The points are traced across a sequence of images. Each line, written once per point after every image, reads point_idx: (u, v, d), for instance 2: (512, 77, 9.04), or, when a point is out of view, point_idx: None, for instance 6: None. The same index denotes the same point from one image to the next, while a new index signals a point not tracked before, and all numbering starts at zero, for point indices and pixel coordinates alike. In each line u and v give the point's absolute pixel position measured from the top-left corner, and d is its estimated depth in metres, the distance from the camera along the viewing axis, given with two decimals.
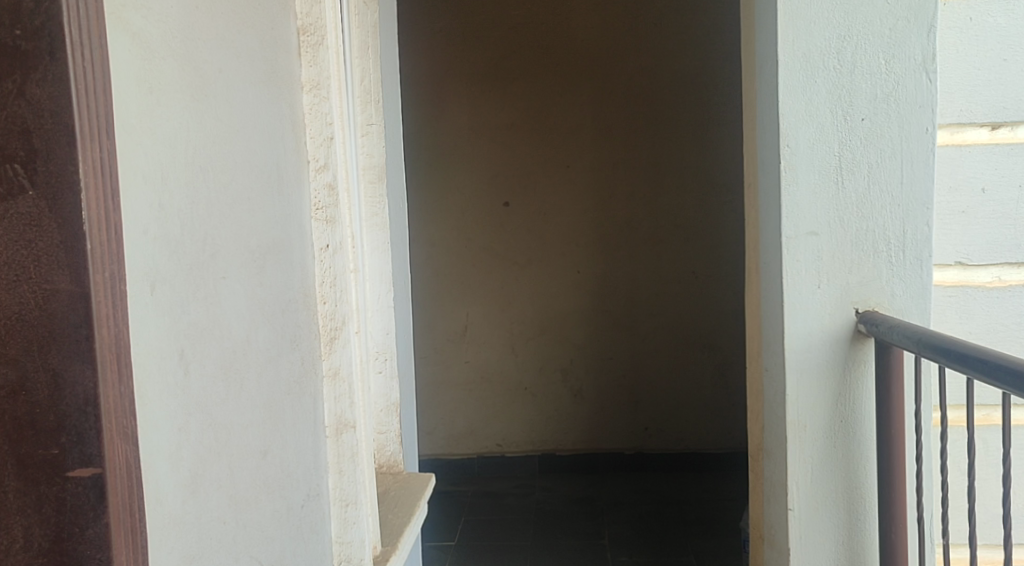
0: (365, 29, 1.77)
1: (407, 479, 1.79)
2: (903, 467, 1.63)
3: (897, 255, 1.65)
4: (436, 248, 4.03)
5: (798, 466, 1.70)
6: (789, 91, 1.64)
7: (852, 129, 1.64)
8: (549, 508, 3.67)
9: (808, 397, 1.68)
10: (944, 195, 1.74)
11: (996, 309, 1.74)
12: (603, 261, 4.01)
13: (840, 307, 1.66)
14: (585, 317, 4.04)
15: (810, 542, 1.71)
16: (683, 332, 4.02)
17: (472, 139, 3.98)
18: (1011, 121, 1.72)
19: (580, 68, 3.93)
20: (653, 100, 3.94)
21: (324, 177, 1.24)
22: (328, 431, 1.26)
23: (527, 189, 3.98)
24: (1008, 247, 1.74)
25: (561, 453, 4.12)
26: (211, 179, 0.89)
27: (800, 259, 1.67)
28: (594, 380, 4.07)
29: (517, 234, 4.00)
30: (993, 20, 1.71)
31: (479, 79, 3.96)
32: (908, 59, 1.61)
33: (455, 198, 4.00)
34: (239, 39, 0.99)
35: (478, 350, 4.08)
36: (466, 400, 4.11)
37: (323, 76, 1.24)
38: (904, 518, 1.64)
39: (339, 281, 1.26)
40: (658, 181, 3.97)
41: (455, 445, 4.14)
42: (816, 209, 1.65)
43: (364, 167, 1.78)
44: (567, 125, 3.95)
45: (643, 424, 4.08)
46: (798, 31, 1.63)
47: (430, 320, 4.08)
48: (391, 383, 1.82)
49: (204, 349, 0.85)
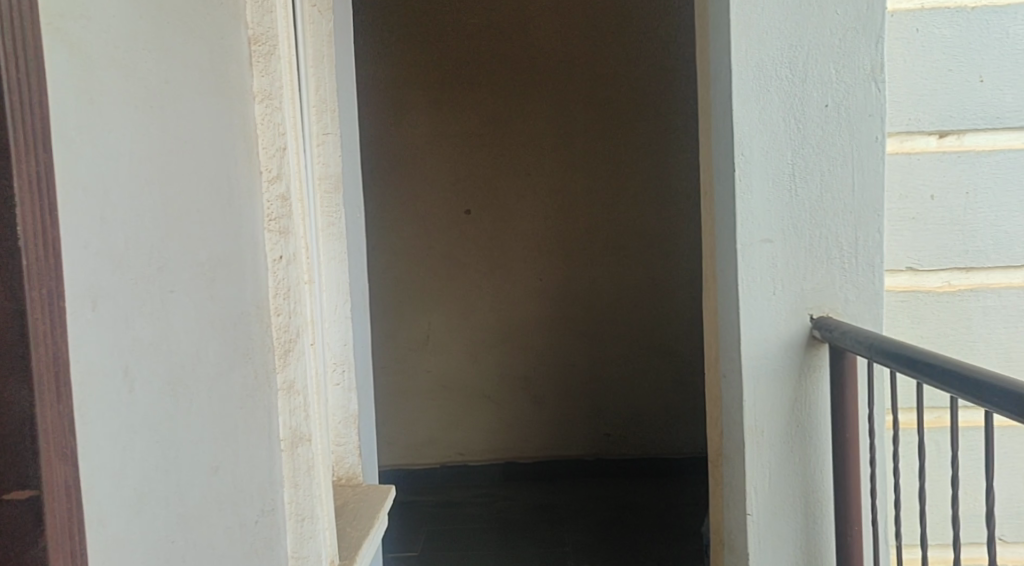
0: (320, 38, 1.75)
1: (365, 491, 1.77)
2: (858, 470, 1.66)
3: (850, 261, 1.68)
4: (394, 257, 4.01)
5: (756, 471, 1.72)
6: (743, 99, 1.66)
7: (805, 139, 1.66)
8: (511, 517, 3.65)
9: (764, 403, 1.70)
10: (895, 202, 1.77)
11: (946, 315, 1.78)
12: (563, 266, 4.01)
13: (795, 314, 1.69)
14: (545, 323, 4.03)
15: (768, 546, 1.73)
16: (643, 338, 4.05)
17: (431, 148, 3.97)
18: (958, 130, 1.76)
19: (540, 77, 3.94)
20: (612, 106, 3.96)
21: (276, 187, 1.18)
22: (282, 445, 1.18)
23: (487, 197, 3.98)
24: (956, 253, 1.77)
25: (524, 462, 4.11)
26: (140, 212, 0.96)
27: (755, 266, 1.68)
28: (555, 386, 4.07)
29: (478, 243, 4.00)
30: (939, 31, 1.75)
31: (438, 90, 3.95)
32: (857, 69, 1.65)
33: (414, 205, 3.98)
34: (181, 68, 1.03)
35: (439, 359, 4.06)
36: (427, 409, 4.09)
37: (275, 85, 1.18)
38: (859, 516, 1.67)
39: (293, 292, 1.19)
40: (616, 189, 3.99)
41: (415, 456, 4.11)
42: (771, 217, 1.67)
43: (319, 176, 1.74)
44: (527, 133, 3.96)
45: (606, 430, 4.09)
46: (748, 41, 1.65)
47: (391, 329, 4.05)
48: (349, 395, 1.80)
49: (152, 361, 0.98)
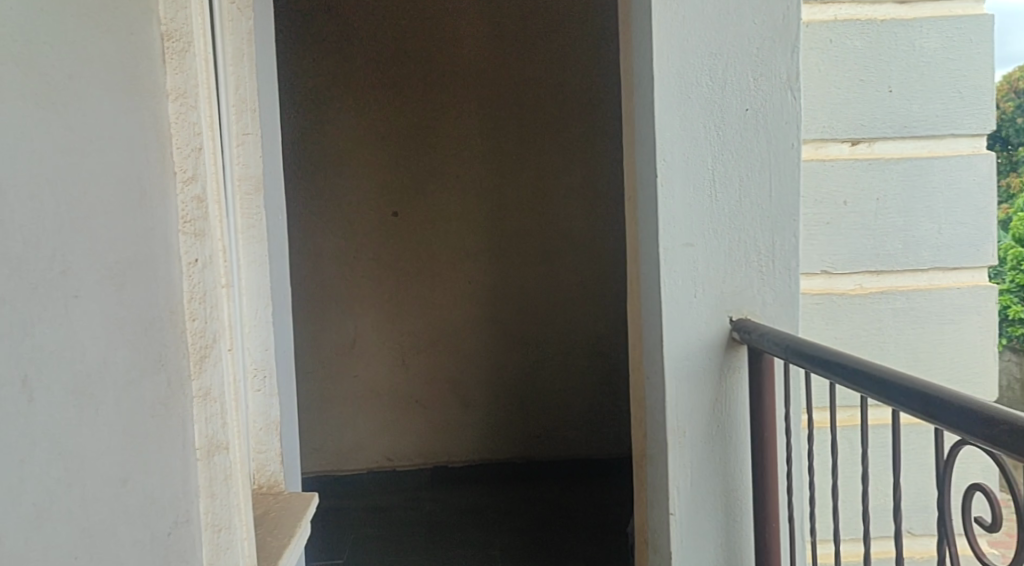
0: (240, 36, 1.70)
1: (288, 499, 1.74)
2: (775, 468, 1.70)
3: (767, 265, 1.72)
4: (319, 259, 3.93)
5: (679, 471, 1.74)
6: (665, 106, 1.69)
7: (724, 145, 1.70)
8: (439, 520, 3.63)
9: (686, 403, 1.73)
10: (810, 207, 1.83)
11: (860, 317, 1.84)
12: (492, 269, 4.01)
13: (716, 316, 1.72)
14: (474, 326, 4.03)
15: (690, 544, 1.76)
16: (570, 341, 4.08)
17: (358, 149, 3.91)
18: (869, 138, 1.83)
19: (467, 79, 3.93)
20: (539, 111, 3.98)
21: (192, 189, 1.16)
22: (198, 454, 1.17)
23: (414, 199, 3.95)
24: (868, 257, 1.84)
25: (453, 466, 4.08)
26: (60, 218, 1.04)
27: (677, 270, 1.71)
28: (484, 389, 4.06)
29: (406, 246, 3.96)
30: (851, 42, 1.81)
31: (364, 91, 3.89)
32: (774, 77, 1.69)
33: (339, 208, 3.92)
34: (86, 67, 1.05)
35: (366, 363, 4.00)
36: (354, 414, 4.01)
37: (190, 83, 1.16)
38: (776, 512, 1.72)
39: (209, 297, 1.18)
40: (544, 193, 4.02)
41: (342, 461, 4.02)
42: (692, 222, 1.71)
43: (238, 177, 1.71)
44: (455, 136, 3.95)
45: (534, 432, 4.10)
46: (669, 48, 1.68)
47: (317, 334, 3.97)
48: (270, 401, 1.76)
49: (52, 368, 1.04)
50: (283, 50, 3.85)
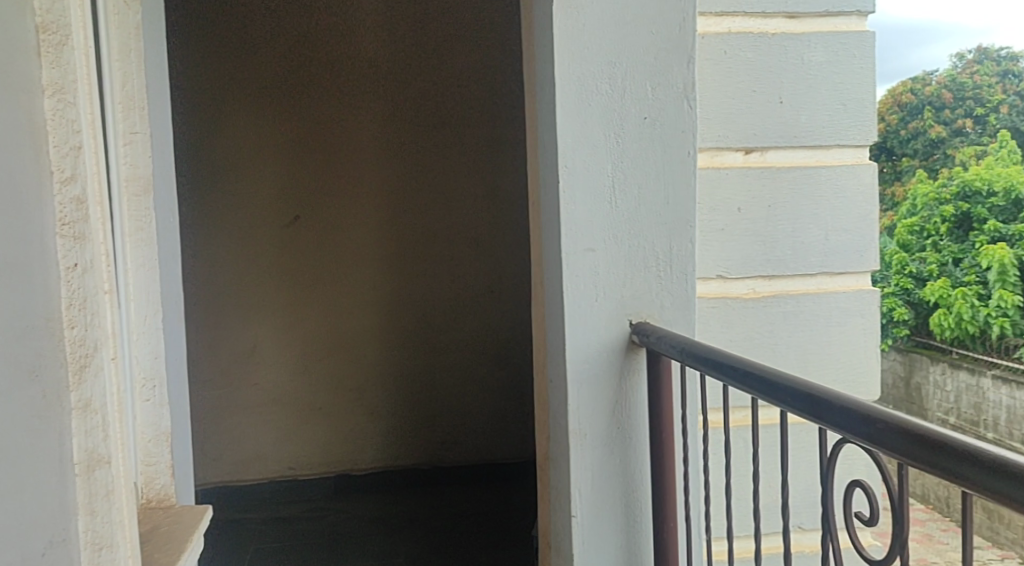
0: (126, 30, 1.63)
1: (179, 513, 1.67)
2: (672, 468, 1.75)
3: (665, 269, 1.76)
4: (212, 259, 3.62)
5: (579, 473, 1.76)
6: (567, 112, 1.70)
7: (624, 152, 1.73)
8: (342, 530, 3.45)
9: (587, 406, 1.75)
10: (706, 214, 1.89)
11: (753, 320, 1.90)
12: (399, 273, 3.82)
13: (616, 320, 1.75)
14: (381, 333, 3.81)
15: (591, 545, 1.77)
16: (480, 346, 3.93)
17: (254, 144, 3.61)
18: (761, 147, 1.89)
19: (372, 73, 3.69)
20: (450, 106, 3.79)
21: (70, 190, 1.11)
22: (77, 468, 1.12)
23: (317, 200, 3.69)
24: (761, 262, 1.90)
25: (358, 475, 3.84)
26: None
27: (578, 275, 1.73)
28: (392, 398, 3.85)
29: (307, 247, 3.70)
30: (744, 54, 1.88)
31: (261, 82, 3.59)
32: (671, 87, 1.74)
33: (235, 205, 3.62)
34: None
35: (266, 372, 3.71)
36: (254, 425, 3.72)
37: (68, 79, 1.11)
38: (674, 511, 1.76)
39: (90, 304, 1.13)
40: (454, 193, 3.83)
41: (237, 474, 3.71)
42: (593, 227, 1.73)
43: (126, 178, 1.64)
44: (360, 132, 3.70)
45: (440, 438, 3.93)
46: (571, 55, 1.70)
47: (212, 340, 3.65)
48: (160, 411, 1.69)
49: None
50: (172, 37, 3.51)
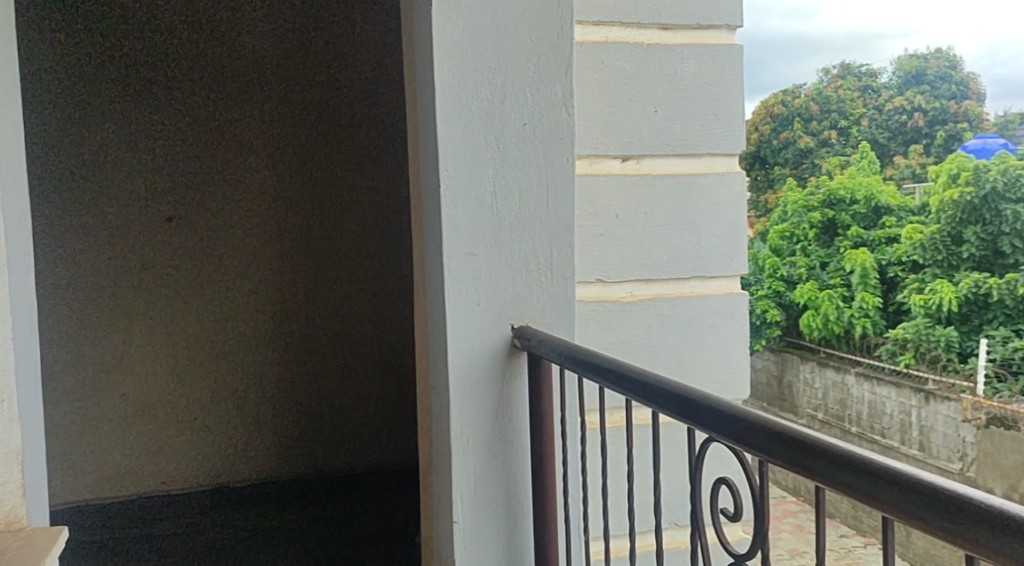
0: None
1: (32, 536, 1.56)
2: (553, 470, 1.77)
3: (546, 274, 1.78)
4: (71, 264, 3.38)
5: (461, 479, 1.76)
6: (447, 116, 1.69)
7: (505, 157, 1.74)
8: (217, 544, 3.22)
9: (470, 411, 1.75)
10: (585, 219, 1.92)
11: (631, 323, 1.95)
12: (280, 277, 3.70)
13: (498, 325, 1.75)
14: (261, 337, 3.69)
15: (473, 550, 1.77)
16: (364, 352, 3.85)
17: (123, 142, 3.43)
18: (638, 155, 1.94)
19: (250, 71, 3.56)
20: (332, 108, 3.70)
21: None
22: None
23: (192, 201, 3.54)
24: (638, 266, 1.95)
25: (234, 486, 3.67)
26: None
27: (460, 279, 1.72)
28: (273, 406, 3.73)
29: (181, 250, 3.54)
30: (621, 63, 1.92)
31: (131, 78, 3.42)
32: (550, 94, 1.76)
33: (101, 206, 3.42)
34: None
35: (135, 381, 3.51)
36: (121, 438, 3.50)
37: None
38: (554, 513, 1.78)
39: None
40: (335, 197, 3.75)
41: (101, 490, 3.47)
42: (474, 231, 1.72)
43: None
44: (238, 132, 3.57)
45: (325, 443, 3.82)
46: (451, 59, 1.69)
47: (74, 349, 3.41)
48: (10, 426, 1.59)
49: None
50: (23, 25, 3.28)
